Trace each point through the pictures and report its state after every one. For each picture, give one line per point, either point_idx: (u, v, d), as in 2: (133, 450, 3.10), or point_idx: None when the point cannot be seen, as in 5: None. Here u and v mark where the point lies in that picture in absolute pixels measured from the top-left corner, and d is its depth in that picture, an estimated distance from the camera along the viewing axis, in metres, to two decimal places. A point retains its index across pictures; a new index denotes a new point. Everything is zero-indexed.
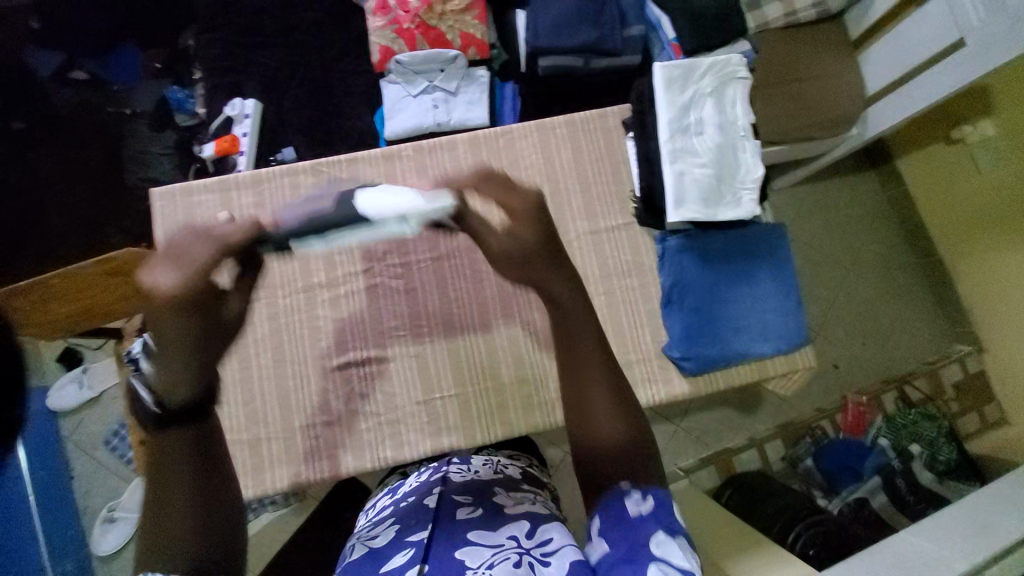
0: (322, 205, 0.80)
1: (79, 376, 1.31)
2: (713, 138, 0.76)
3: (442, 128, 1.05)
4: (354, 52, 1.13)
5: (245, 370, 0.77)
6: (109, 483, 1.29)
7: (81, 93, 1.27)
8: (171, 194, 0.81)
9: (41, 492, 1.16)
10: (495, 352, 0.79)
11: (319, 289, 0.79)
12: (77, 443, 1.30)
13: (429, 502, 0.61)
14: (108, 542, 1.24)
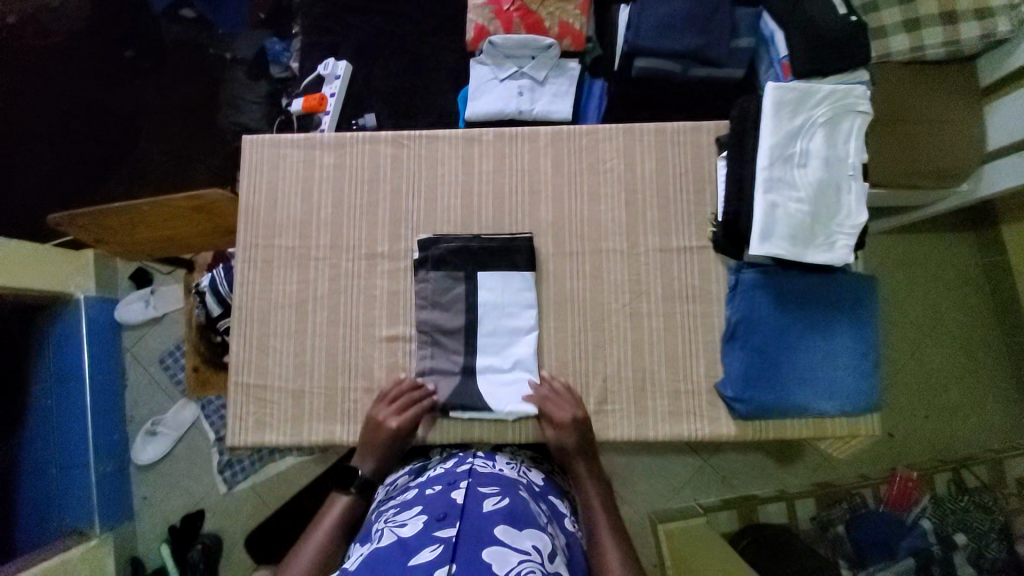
0: (398, 177, 0.81)
1: (148, 296, 1.39)
2: (817, 173, 0.70)
3: (523, 116, 1.03)
4: (448, 27, 1.12)
5: (299, 325, 0.80)
6: (156, 399, 1.38)
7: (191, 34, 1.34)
8: (258, 143, 0.83)
9: (98, 397, 1.28)
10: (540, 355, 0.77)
11: (380, 259, 0.80)
12: (136, 356, 1.39)
13: (457, 495, 0.61)
14: (147, 453, 1.33)
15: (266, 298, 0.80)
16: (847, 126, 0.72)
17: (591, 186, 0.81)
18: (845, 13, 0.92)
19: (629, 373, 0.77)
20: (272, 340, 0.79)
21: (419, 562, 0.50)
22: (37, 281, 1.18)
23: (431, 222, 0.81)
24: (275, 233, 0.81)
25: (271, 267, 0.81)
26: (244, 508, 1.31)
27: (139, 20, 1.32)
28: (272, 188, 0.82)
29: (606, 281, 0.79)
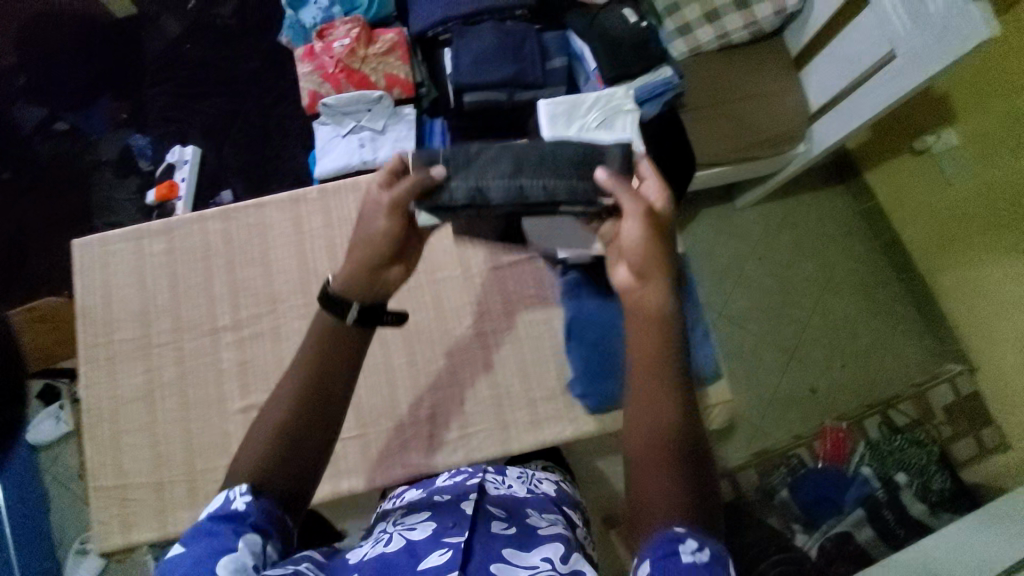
0: (229, 248, 0.82)
1: (58, 411, 1.31)
2: None
3: (369, 165, 1.08)
4: (293, 98, 1.19)
5: (150, 416, 0.79)
6: (82, 515, 1.28)
7: (62, 142, 1.47)
8: (91, 243, 0.85)
9: (17, 526, 1.21)
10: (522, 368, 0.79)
11: (223, 331, 0.80)
12: (56, 476, 1.31)
13: (466, 507, 0.59)
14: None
15: (116, 394, 0.80)
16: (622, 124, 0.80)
17: None
18: (635, 22, 1.08)
19: (485, 393, 0.78)
20: (127, 436, 0.79)
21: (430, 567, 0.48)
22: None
23: (269, 283, 0.81)
24: (115, 328, 0.81)
25: (117, 363, 0.80)
26: None
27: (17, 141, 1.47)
28: (108, 285, 0.83)
29: (448, 307, 0.81)
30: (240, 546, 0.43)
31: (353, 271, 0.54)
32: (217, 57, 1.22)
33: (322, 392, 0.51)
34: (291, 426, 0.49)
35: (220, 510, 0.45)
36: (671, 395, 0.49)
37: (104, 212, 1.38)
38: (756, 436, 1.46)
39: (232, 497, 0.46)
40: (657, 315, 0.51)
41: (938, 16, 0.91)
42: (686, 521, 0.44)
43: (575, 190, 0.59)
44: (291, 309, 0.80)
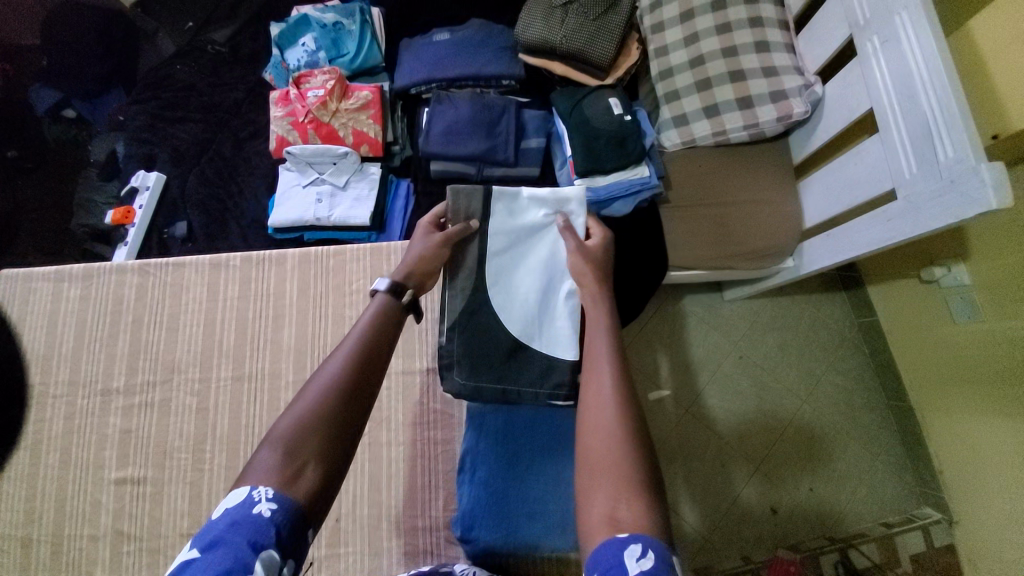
0: (141, 307, 0.81)
1: None
2: (518, 304, 0.69)
3: (322, 223, 1.04)
4: (267, 135, 1.15)
5: (32, 468, 0.77)
6: None
7: (68, 130, 1.49)
8: (12, 278, 0.84)
9: None
10: (431, 482, 0.74)
11: (115, 394, 0.78)
12: None
13: None
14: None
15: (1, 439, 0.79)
16: (549, 258, 0.70)
17: (335, 309, 0.80)
18: (619, 113, 0.99)
19: (365, 510, 0.73)
20: (7, 483, 0.77)
21: None
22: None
23: (171, 353, 0.79)
24: (15, 370, 0.80)
25: (11, 406, 0.79)
26: None
27: (29, 123, 1.51)
28: (21, 325, 0.83)
29: None
30: (257, 565, 0.37)
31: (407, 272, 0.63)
32: (203, 81, 1.19)
33: (367, 370, 0.52)
34: (336, 401, 0.48)
35: (241, 513, 0.39)
36: (610, 395, 0.52)
37: (84, 210, 1.40)
38: (700, 551, 1.36)
39: (258, 496, 0.41)
40: (606, 344, 0.57)
41: (944, 167, 0.77)
42: (634, 527, 0.42)
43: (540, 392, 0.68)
44: (186, 381, 0.78)
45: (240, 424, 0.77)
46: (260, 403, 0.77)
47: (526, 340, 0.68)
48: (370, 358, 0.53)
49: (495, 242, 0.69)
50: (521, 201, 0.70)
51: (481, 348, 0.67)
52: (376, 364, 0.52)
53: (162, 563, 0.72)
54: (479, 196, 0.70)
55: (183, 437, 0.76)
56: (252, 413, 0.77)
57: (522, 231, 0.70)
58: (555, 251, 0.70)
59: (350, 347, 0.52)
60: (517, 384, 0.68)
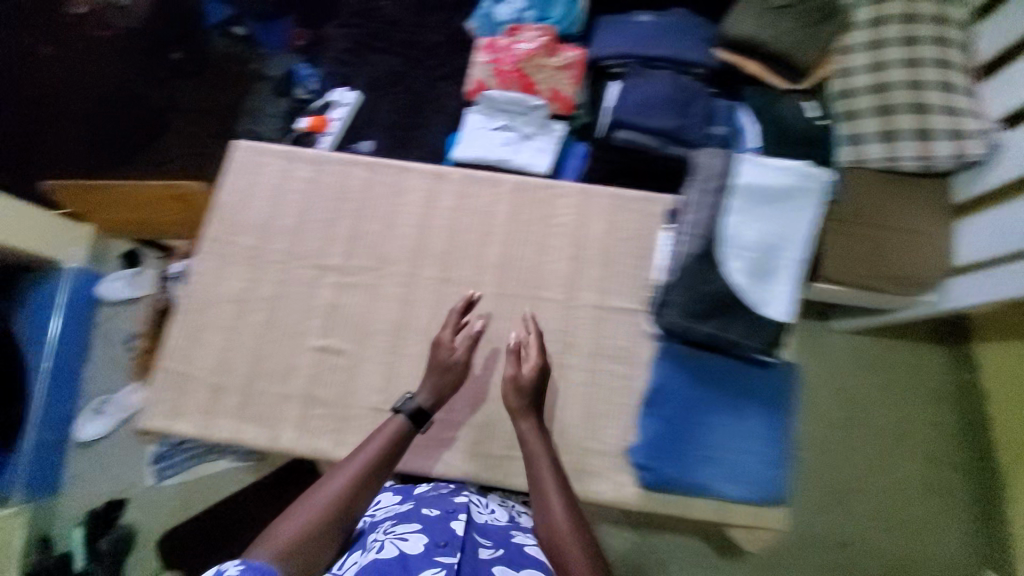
0: (363, 198, 0.86)
1: (130, 277, 1.58)
2: (748, 261, 0.73)
3: (504, 165, 1.09)
4: (457, 79, 1.23)
5: (236, 319, 0.81)
6: (111, 378, 1.52)
7: (234, 45, 1.61)
8: (248, 148, 0.90)
9: (59, 361, 1.46)
10: (610, 409, 0.77)
11: (328, 271, 0.83)
12: (103, 333, 1.55)
13: (457, 527, 0.65)
14: (89, 430, 1.48)
15: (208, 287, 0.83)
16: (784, 226, 0.75)
17: (539, 236, 0.84)
18: (811, 117, 1.06)
19: (544, 424, 0.77)
20: (208, 329, 0.81)
21: None
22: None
23: (384, 245, 0.84)
24: (236, 228, 0.85)
25: (226, 262, 0.84)
26: (167, 505, 1.43)
27: (196, 30, 1.62)
28: (248, 191, 0.87)
29: (539, 328, 0.80)
30: None
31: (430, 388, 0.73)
32: (407, 20, 1.28)
33: (360, 488, 0.65)
34: (322, 505, 0.62)
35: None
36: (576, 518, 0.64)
37: (250, 118, 1.50)
38: (760, 564, 1.35)
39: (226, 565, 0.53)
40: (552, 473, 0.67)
41: None
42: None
43: (751, 342, 0.71)
44: (394, 273, 0.83)
45: (439, 321, 0.81)
46: (459, 306, 0.82)
47: (749, 296, 0.72)
48: (363, 480, 0.65)
49: (741, 197, 0.75)
50: (767, 167, 0.75)
51: (699, 292, 0.71)
52: (368, 485, 0.65)
53: (352, 430, 0.76)
54: (721, 158, 0.77)
55: (385, 323, 0.81)
56: (450, 313, 0.81)
57: (766, 194, 0.75)
58: (792, 219, 0.75)
59: (351, 464, 0.66)
60: (730, 332, 0.71)
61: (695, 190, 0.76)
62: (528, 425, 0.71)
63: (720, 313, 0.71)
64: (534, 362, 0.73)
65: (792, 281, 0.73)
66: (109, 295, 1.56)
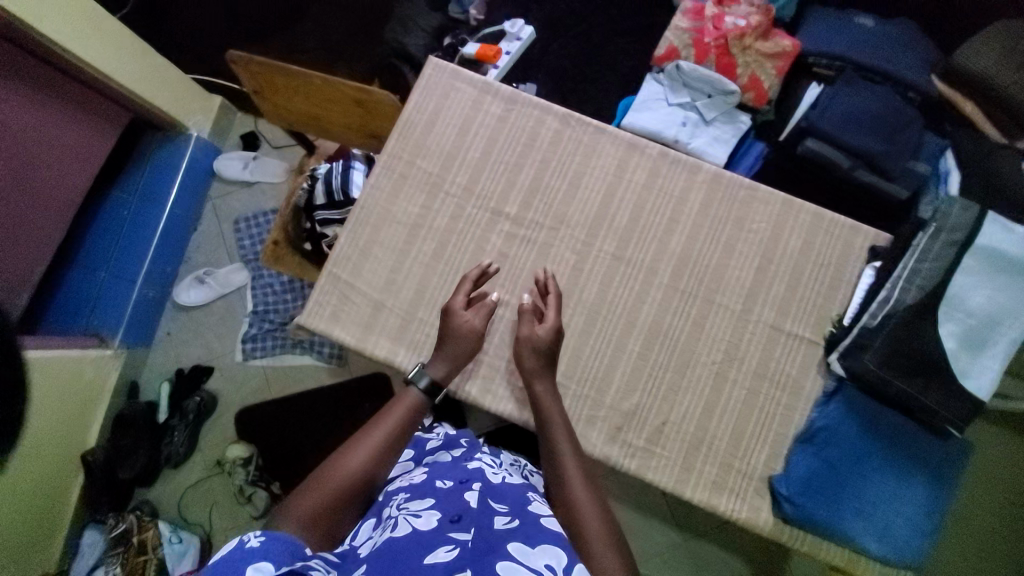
0: (552, 151, 0.81)
1: (248, 160, 1.60)
2: (961, 328, 0.68)
3: (678, 146, 1.02)
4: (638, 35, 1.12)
5: (407, 243, 0.80)
6: (217, 253, 1.59)
7: None
8: (442, 68, 0.84)
9: (170, 225, 1.52)
10: (761, 428, 0.77)
11: (503, 219, 0.80)
12: (216, 208, 1.61)
13: (470, 498, 0.56)
14: (190, 297, 1.55)
15: (383, 204, 0.81)
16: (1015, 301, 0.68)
17: (728, 238, 0.80)
18: None
19: (691, 428, 0.76)
20: (378, 248, 0.80)
21: (434, 564, 0.45)
22: (85, 33, 1.18)
23: (565, 206, 0.80)
24: (419, 150, 0.82)
25: (404, 184, 0.82)
26: (251, 383, 1.53)
27: None
28: (436, 114, 0.83)
29: (707, 334, 0.79)
30: None
31: (450, 357, 0.72)
32: None
33: (385, 456, 0.63)
34: (352, 474, 0.60)
35: (233, 550, 0.45)
36: (595, 481, 0.61)
37: (398, 26, 1.43)
38: None
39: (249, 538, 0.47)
40: (568, 443, 0.65)
41: None
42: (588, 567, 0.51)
43: (936, 412, 0.68)
44: (570, 237, 0.80)
45: (606, 299, 0.79)
46: (630, 289, 0.79)
47: (951, 365, 0.68)
48: (388, 449, 0.64)
49: (976, 257, 0.68)
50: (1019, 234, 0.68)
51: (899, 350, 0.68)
52: (394, 453, 0.64)
53: (501, 382, 0.77)
54: (969, 212, 0.71)
55: (553, 286, 0.79)
56: (619, 295, 0.79)
57: (1007, 262, 0.68)
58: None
59: (377, 430, 0.64)
60: (917, 396, 0.68)
61: (923, 235, 0.71)
62: (543, 389, 0.71)
63: (915, 376, 0.68)
64: (550, 320, 0.74)
65: (1003, 362, 0.67)
66: (227, 173, 1.59)
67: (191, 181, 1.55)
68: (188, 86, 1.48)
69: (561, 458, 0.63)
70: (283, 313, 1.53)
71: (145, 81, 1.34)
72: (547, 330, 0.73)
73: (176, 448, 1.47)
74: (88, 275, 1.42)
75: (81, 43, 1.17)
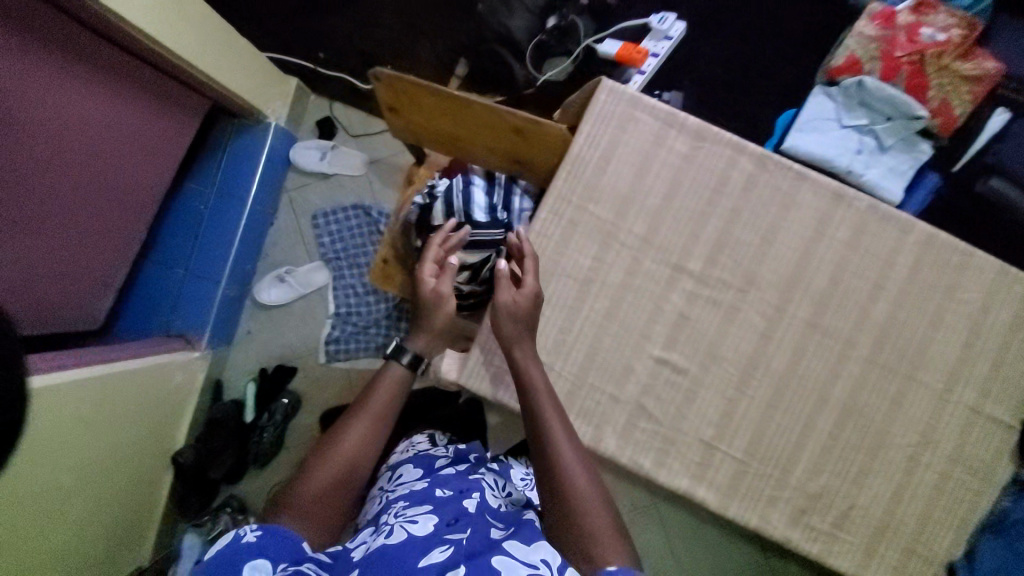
0: (743, 201, 0.72)
1: (326, 150, 1.51)
2: None
3: (848, 177, 0.90)
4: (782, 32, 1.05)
5: (576, 300, 0.73)
6: (295, 249, 1.53)
7: None
8: (618, 93, 0.74)
9: (250, 222, 1.43)
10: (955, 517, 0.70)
11: (685, 277, 0.72)
12: (291, 200, 1.53)
13: (468, 506, 0.63)
14: (271, 295, 1.50)
15: (550, 253, 0.73)
16: None
17: (939, 307, 0.70)
18: None
19: (879, 516, 0.70)
20: (544, 303, 0.73)
21: (429, 564, 0.49)
22: (184, 31, 1.05)
23: (757, 264, 0.71)
24: (592, 193, 0.73)
25: (573, 231, 0.73)
26: (332, 384, 1.50)
27: None
28: (610, 150, 0.73)
29: (907, 415, 0.71)
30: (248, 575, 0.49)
31: (435, 329, 0.76)
32: None
33: (376, 432, 0.68)
34: (346, 455, 0.65)
35: (232, 545, 0.51)
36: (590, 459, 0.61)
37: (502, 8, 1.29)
38: None
39: (246, 531, 0.53)
40: (552, 411, 0.63)
41: None
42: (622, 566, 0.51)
43: None
44: (760, 301, 0.71)
45: (796, 371, 0.71)
46: (825, 363, 0.71)
47: None
48: (379, 427, 0.68)
49: None
50: None
51: None
52: (384, 429, 0.69)
53: (677, 457, 0.71)
54: None
55: (737, 354, 0.71)
56: (812, 367, 0.71)
57: None
58: None
59: (365, 411, 0.68)
60: None
61: None
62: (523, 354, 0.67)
63: None
64: (529, 286, 0.69)
65: None
66: (305, 164, 1.50)
67: (271, 173, 1.46)
68: (267, 71, 1.34)
69: (551, 426, 0.62)
70: (365, 315, 1.49)
71: (234, 73, 1.21)
72: (523, 300, 0.68)
73: (264, 446, 1.45)
74: (166, 271, 1.38)
75: (181, 43, 1.04)
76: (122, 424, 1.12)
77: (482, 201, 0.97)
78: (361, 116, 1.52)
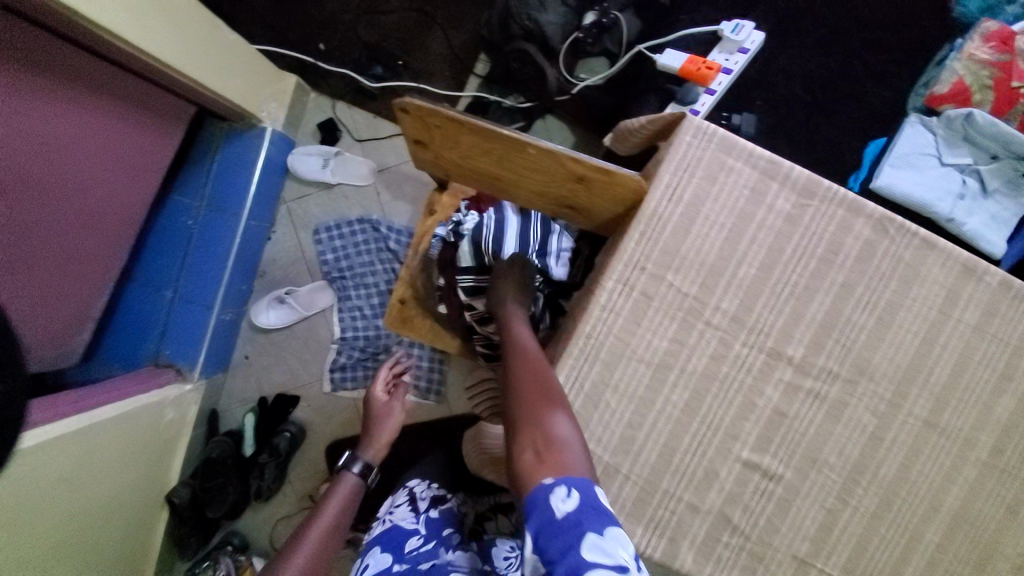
0: (857, 276, 0.59)
1: (328, 157, 1.35)
2: None
3: (948, 225, 0.89)
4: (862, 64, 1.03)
5: (650, 391, 0.60)
6: (295, 267, 1.38)
7: None
8: (707, 135, 0.60)
9: (244, 239, 1.27)
10: None
11: (783, 365, 0.60)
12: (291, 212, 1.38)
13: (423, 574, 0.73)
14: (269, 318, 1.35)
15: (620, 334, 0.60)
16: None
17: None
18: None
19: None
20: (611, 395, 0.60)
21: None
22: (157, 21, 0.86)
23: (869, 350, 0.59)
24: (673, 261, 0.60)
25: (648, 307, 0.60)
26: (338, 415, 1.37)
27: None
28: (696, 207, 0.60)
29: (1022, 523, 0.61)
30: None
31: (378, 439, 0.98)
32: None
33: (332, 538, 0.77)
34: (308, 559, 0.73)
35: None
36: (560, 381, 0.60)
37: None
38: None
39: None
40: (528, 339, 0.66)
41: None
42: (559, 475, 0.50)
43: None
44: (869, 394, 0.60)
45: (908, 476, 0.60)
46: (946, 471, 0.60)
47: None
48: (335, 530, 0.78)
49: None
50: None
51: None
52: (338, 536, 0.78)
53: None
54: None
55: (840, 458, 0.60)
56: (925, 470, 0.60)
57: None
58: None
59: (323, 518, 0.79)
60: None
61: None
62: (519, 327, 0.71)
63: None
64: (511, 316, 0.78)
65: None
66: (304, 173, 1.34)
67: (268, 183, 1.29)
68: (257, 62, 1.15)
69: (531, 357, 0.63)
70: (374, 340, 1.36)
71: (218, 67, 1.03)
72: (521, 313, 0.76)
73: (266, 482, 1.31)
74: (149, 294, 1.22)
75: (155, 37, 0.86)
76: (105, 480, 0.96)
77: (517, 239, 0.83)
78: (366, 117, 1.36)
